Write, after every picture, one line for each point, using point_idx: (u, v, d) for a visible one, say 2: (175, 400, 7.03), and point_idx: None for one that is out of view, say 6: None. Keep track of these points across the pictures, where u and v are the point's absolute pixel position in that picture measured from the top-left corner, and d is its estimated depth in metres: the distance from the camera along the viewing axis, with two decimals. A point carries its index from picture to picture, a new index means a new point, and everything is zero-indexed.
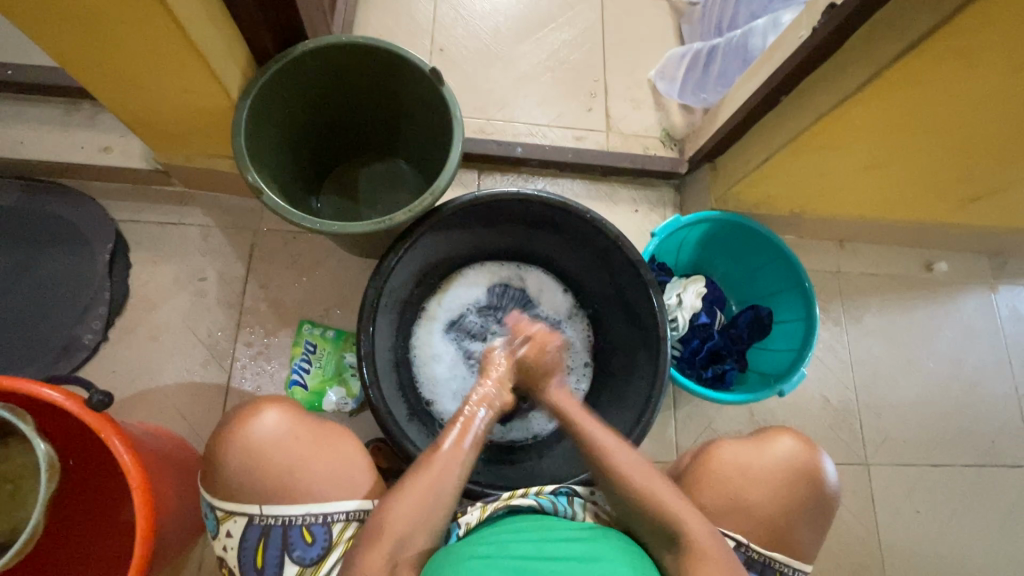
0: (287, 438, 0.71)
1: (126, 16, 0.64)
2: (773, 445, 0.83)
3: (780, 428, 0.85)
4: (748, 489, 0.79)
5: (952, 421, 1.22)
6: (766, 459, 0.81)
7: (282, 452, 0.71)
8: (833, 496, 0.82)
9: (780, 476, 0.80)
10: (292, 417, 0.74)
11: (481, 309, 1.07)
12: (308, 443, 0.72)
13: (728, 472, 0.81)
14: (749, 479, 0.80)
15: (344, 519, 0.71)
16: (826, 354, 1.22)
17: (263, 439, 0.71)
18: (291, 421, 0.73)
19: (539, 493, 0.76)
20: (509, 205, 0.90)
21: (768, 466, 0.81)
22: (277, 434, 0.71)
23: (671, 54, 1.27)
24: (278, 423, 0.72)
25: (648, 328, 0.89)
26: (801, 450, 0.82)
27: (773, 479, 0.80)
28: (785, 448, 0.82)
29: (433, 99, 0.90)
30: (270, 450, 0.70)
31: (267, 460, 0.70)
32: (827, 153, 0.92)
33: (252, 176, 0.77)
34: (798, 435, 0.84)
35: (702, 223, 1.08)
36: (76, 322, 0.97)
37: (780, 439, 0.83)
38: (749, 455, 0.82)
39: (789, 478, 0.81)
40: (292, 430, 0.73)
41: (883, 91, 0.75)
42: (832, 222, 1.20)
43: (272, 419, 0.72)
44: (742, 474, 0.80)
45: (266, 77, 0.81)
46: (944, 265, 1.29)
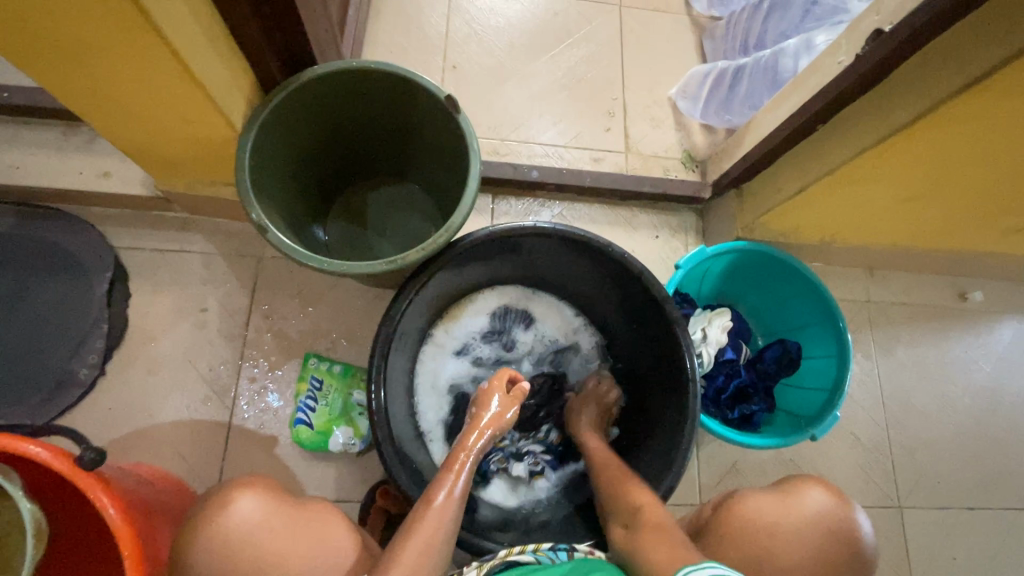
0: (263, 527, 0.63)
1: (121, 46, 0.60)
2: (800, 498, 0.78)
3: (809, 480, 0.80)
4: (775, 549, 0.73)
5: (989, 461, 1.16)
6: (793, 515, 0.76)
7: (258, 543, 0.62)
8: (872, 558, 0.76)
9: (810, 534, 0.75)
10: (266, 498, 0.66)
11: (485, 335, 1.01)
12: (287, 529, 0.65)
13: (752, 530, 0.75)
14: (778, 539, 0.74)
15: None
16: (856, 389, 1.16)
17: (235, 531, 0.62)
18: (264, 505, 0.65)
19: (536, 549, 0.70)
20: (528, 239, 0.85)
21: (797, 523, 0.75)
22: (249, 524, 0.63)
23: (694, 72, 1.22)
24: (250, 510, 0.64)
25: (675, 371, 0.84)
26: (831, 504, 0.77)
27: (803, 538, 0.75)
28: (813, 501, 0.77)
29: (447, 127, 0.85)
30: (244, 543, 0.62)
31: (238, 558, 0.62)
32: (865, 184, 0.87)
33: (257, 213, 0.72)
34: (828, 489, 0.78)
35: (729, 254, 1.02)
36: (71, 356, 0.92)
37: (808, 492, 0.78)
38: (776, 510, 0.77)
39: (821, 536, 0.75)
40: (264, 517, 0.64)
41: (933, 126, 0.70)
42: (864, 250, 1.14)
43: (244, 505, 0.64)
44: (768, 535, 0.75)
45: (273, 105, 0.76)
46: (979, 294, 1.23)
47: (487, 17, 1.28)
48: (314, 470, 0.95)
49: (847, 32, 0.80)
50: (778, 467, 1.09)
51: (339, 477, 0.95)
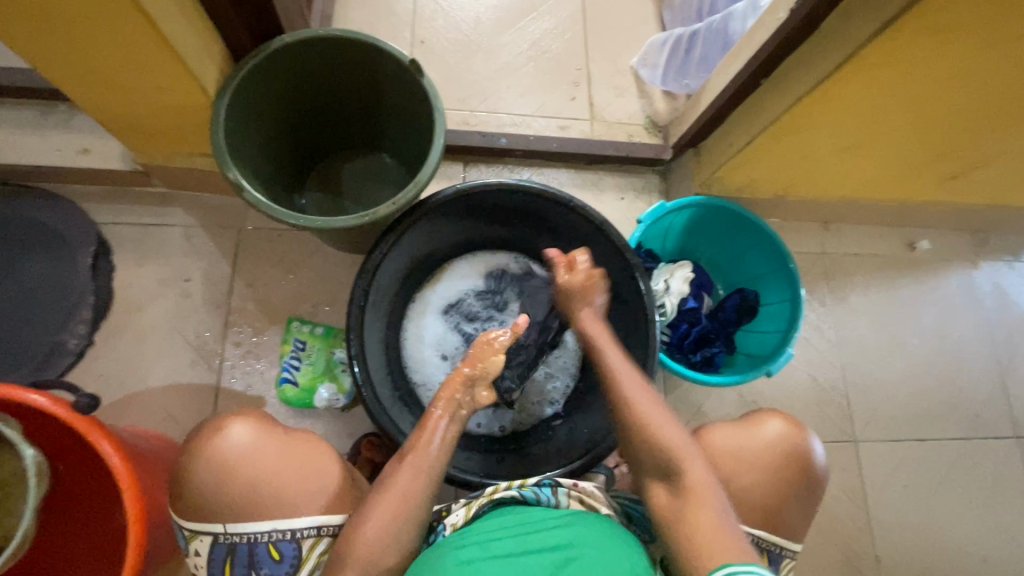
0: (254, 457, 0.70)
1: (98, 16, 0.64)
2: (762, 426, 0.85)
3: (770, 411, 0.87)
4: (741, 475, 0.82)
5: (936, 397, 1.24)
6: (755, 442, 0.84)
7: (248, 470, 0.69)
8: (820, 476, 0.84)
9: (768, 458, 0.83)
10: (261, 430, 0.73)
11: (480, 294, 1.07)
12: (275, 459, 0.71)
13: (719, 457, 0.82)
14: (740, 462, 0.82)
15: (315, 535, 0.70)
16: (813, 334, 1.23)
17: (230, 456, 0.70)
18: (259, 436, 0.72)
19: (522, 485, 0.78)
20: (494, 195, 0.90)
21: (757, 449, 0.83)
22: (243, 450, 0.70)
23: (653, 41, 1.27)
24: (247, 440, 0.71)
25: (637, 314, 0.89)
26: (789, 432, 0.85)
27: (763, 461, 0.82)
28: (774, 430, 0.85)
29: (413, 92, 0.90)
30: (237, 468, 0.69)
31: (231, 477, 0.69)
32: (807, 135, 0.93)
33: (233, 173, 0.76)
34: (786, 418, 0.86)
35: (689, 208, 1.08)
36: (60, 327, 0.96)
37: (769, 422, 0.86)
38: (739, 437, 0.84)
39: (777, 459, 0.83)
40: (259, 445, 0.71)
41: (857, 74, 0.76)
42: (815, 204, 1.21)
43: (241, 436, 0.71)
44: (732, 458, 0.82)
45: (244, 72, 0.80)
46: (926, 243, 1.31)
47: None
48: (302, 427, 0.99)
49: None
50: (741, 408, 1.16)
51: (326, 433, 1.00)
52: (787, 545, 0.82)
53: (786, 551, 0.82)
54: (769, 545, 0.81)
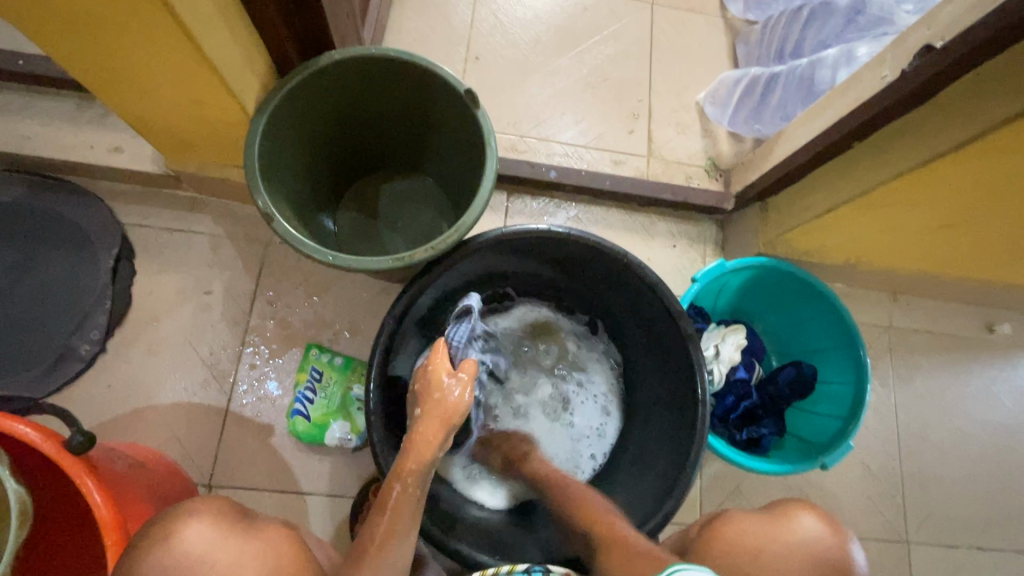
0: (203, 571, 0.56)
1: (137, 26, 0.58)
2: (792, 523, 0.72)
3: (801, 503, 0.75)
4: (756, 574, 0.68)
5: (1002, 499, 1.11)
6: (781, 541, 0.70)
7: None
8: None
9: (798, 563, 0.68)
10: (217, 528, 0.59)
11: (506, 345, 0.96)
12: (232, 569, 0.57)
13: (736, 553, 0.70)
14: (757, 564, 0.69)
15: None
16: (870, 416, 1.12)
17: (175, 568, 0.56)
18: (215, 538, 0.58)
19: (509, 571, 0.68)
20: (541, 243, 0.82)
21: (782, 549, 0.69)
22: (194, 561, 0.56)
23: (724, 78, 1.17)
24: (198, 543, 0.58)
25: (687, 388, 0.80)
26: (824, 533, 0.71)
27: (790, 565, 0.68)
28: (804, 527, 0.72)
29: (466, 122, 0.82)
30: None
31: None
32: (901, 207, 0.82)
33: (264, 200, 0.70)
34: (821, 516, 0.73)
35: (749, 270, 0.98)
36: (73, 332, 0.92)
37: (799, 518, 0.73)
38: (762, 533, 0.71)
39: (807, 564, 0.68)
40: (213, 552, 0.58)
41: (981, 155, 0.65)
42: (889, 274, 1.10)
43: (191, 536, 0.58)
44: (752, 559, 0.69)
45: (287, 89, 0.74)
46: (1006, 326, 1.18)
47: (514, 9, 1.24)
48: (309, 463, 0.93)
49: (894, 47, 0.76)
50: (783, 491, 1.06)
51: (334, 472, 0.93)
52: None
53: None
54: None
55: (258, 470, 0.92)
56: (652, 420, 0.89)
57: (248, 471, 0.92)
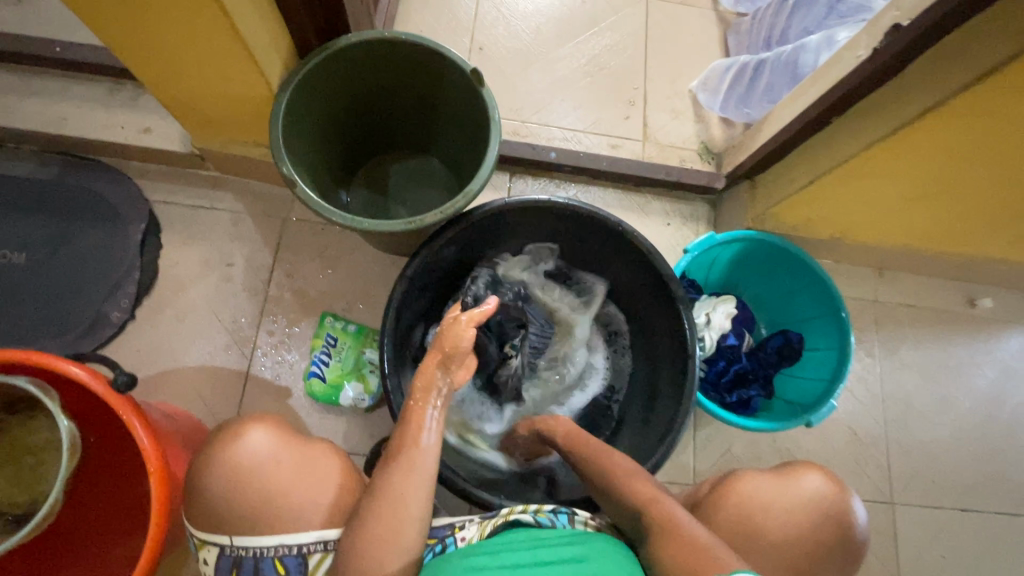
0: (264, 466, 0.67)
1: (179, 6, 0.65)
2: (797, 480, 0.76)
3: (808, 464, 0.78)
4: (766, 529, 0.73)
5: (984, 465, 1.16)
6: (789, 498, 0.74)
7: (260, 477, 0.66)
8: (861, 544, 0.74)
9: (803, 518, 0.73)
10: (279, 436, 0.70)
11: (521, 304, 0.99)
12: (288, 469, 0.67)
13: (748, 509, 0.74)
14: (768, 520, 0.73)
15: (321, 550, 0.65)
16: (857, 385, 1.17)
17: (242, 463, 0.67)
18: (274, 443, 0.69)
19: (538, 510, 0.71)
20: (542, 211, 0.88)
21: (790, 506, 0.74)
22: (258, 459, 0.67)
23: (715, 66, 1.24)
24: (261, 445, 0.68)
25: (678, 346, 0.86)
26: (829, 490, 0.75)
27: (795, 520, 0.73)
28: (809, 485, 0.75)
29: (471, 100, 0.89)
30: (248, 478, 0.66)
31: (244, 488, 0.66)
32: (877, 177, 0.88)
33: (287, 167, 0.77)
34: (826, 474, 0.76)
35: (738, 242, 1.04)
36: (105, 299, 0.98)
37: (806, 476, 0.76)
38: (770, 491, 0.75)
39: (812, 518, 0.73)
40: (275, 453, 0.68)
41: (947, 119, 0.71)
42: (873, 250, 1.15)
43: (256, 440, 0.68)
44: (761, 512, 0.73)
45: (308, 68, 0.80)
46: (988, 301, 1.24)
47: (516, 2, 1.31)
48: (324, 423, 0.99)
49: (867, 27, 0.82)
50: (773, 454, 1.11)
51: (348, 431, 0.99)
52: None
53: None
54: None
55: None
56: (647, 380, 0.95)
57: None
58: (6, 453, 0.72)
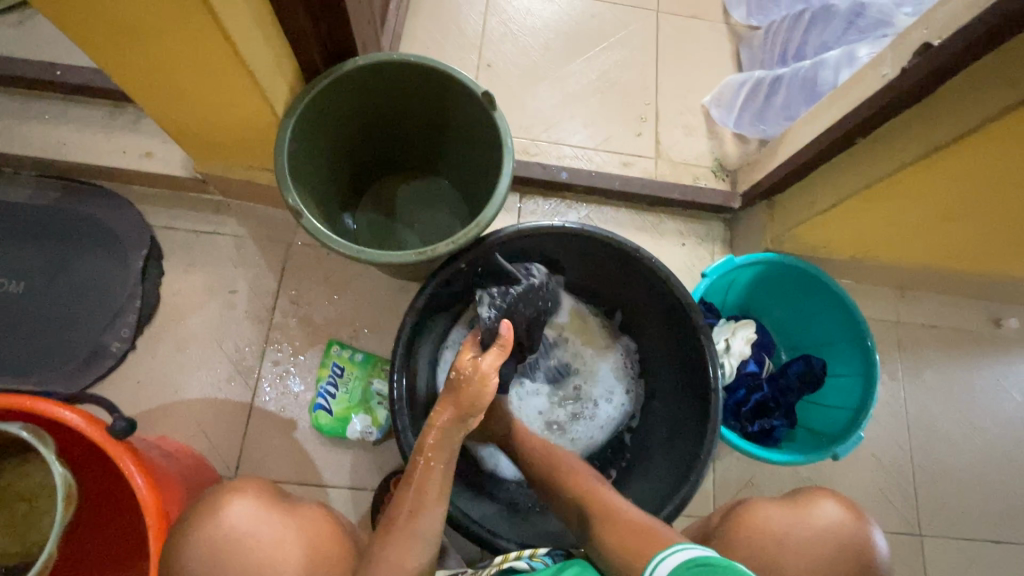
0: (248, 542, 0.62)
1: (180, 33, 0.62)
2: (812, 509, 0.73)
3: (822, 490, 0.76)
4: (786, 560, 0.69)
5: (1015, 493, 1.12)
6: (806, 528, 0.71)
7: (242, 554, 0.61)
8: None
9: (824, 549, 0.70)
10: (263, 505, 0.65)
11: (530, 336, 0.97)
12: (273, 542, 0.63)
13: (764, 539, 0.71)
14: (786, 550, 0.70)
15: None
16: (881, 410, 1.13)
17: (224, 538, 0.62)
18: (256, 513, 0.64)
19: (533, 555, 0.68)
20: (557, 238, 0.85)
21: (807, 535, 0.71)
22: (240, 534, 0.62)
23: (729, 81, 1.21)
24: (242, 518, 0.63)
25: (699, 377, 0.83)
26: (846, 519, 0.72)
27: (814, 551, 0.70)
28: (825, 513, 0.73)
29: (483, 123, 0.86)
30: (229, 556, 0.61)
31: (223, 570, 0.60)
32: (905, 200, 0.84)
33: (293, 198, 0.74)
34: (840, 501, 0.74)
35: (758, 264, 1.01)
36: (105, 329, 0.95)
37: (820, 503, 0.74)
38: (784, 521, 0.72)
39: (832, 551, 0.70)
40: (258, 526, 0.63)
41: (981, 144, 0.68)
42: (896, 270, 1.12)
43: (237, 512, 0.63)
44: (777, 543, 0.71)
45: (314, 93, 0.78)
46: (1014, 321, 1.20)
47: (524, 18, 1.28)
48: (331, 456, 0.96)
49: (894, 46, 0.79)
50: (795, 484, 1.07)
51: (355, 464, 0.96)
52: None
53: None
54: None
55: (281, 462, 0.95)
56: (665, 410, 0.92)
57: (272, 465, 0.94)
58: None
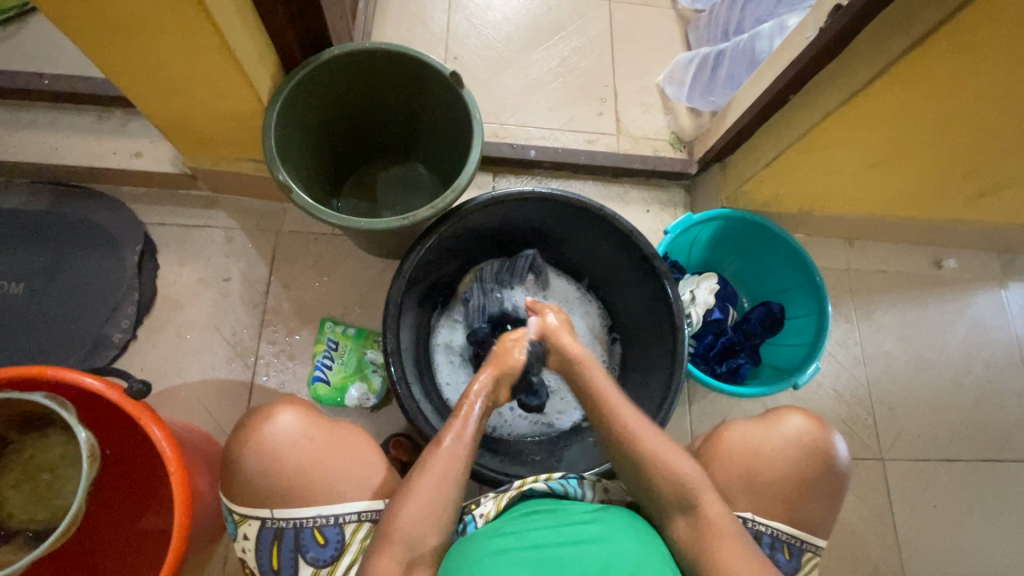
0: (299, 444, 0.71)
1: (174, 26, 0.69)
2: (780, 424, 0.79)
3: (789, 407, 0.81)
4: (756, 470, 0.76)
5: (965, 416, 1.22)
6: (775, 441, 0.78)
7: (295, 452, 0.70)
8: (844, 476, 0.77)
9: (787, 456, 0.77)
10: (306, 417, 0.73)
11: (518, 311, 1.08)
12: (321, 443, 0.72)
13: (737, 455, 0.77)
14: (755, 461, 0.76)
15: (356, 520, 0.70)
16: (839, 350, 1.23)
17: (278, 441, 0.70)
18: (305, 421, 0.73)
19: (549, 477, 0.77)
20: (528, 203, 0.92)
21: (775, 446, 0.77)
22: (293, 437, 0.71)
23: (678, 60, 1.31)
24: (291, 425, 0.72)
25: (665, 320, 0.91)
26: (811, 429, 0.78)
27: (780, 459, 0.77)
28: (793, 427, 0.78)
29: (452, 103, 0.93)
30: (284, 452, 0.70)
31: (282, 462, 0.70)
32: (836, 149, 0.95)
33: (282, 175, 0.80)
34: (807, 414, 0.80)
35: (716, 221, 1.10)
36: (106, 321, 1.00)
37: (789, 418, 0.79)
38: (759, 433, 0.78)
39: (797, 458, 0.77)
40: (305, 431, 0.72)
41: (890, 86, 0.78)
42: (842, 220, 1.22)
43: (287, 421, 0.72)
44: (747, 458, 0.77)
45: (295, 80, 0.84)
46: (952, 262, 1.31)
47: (486, 13, 1.37)
48: None
49: (813, 10, 0.88)
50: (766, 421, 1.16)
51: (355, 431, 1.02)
52: (807, 538, 0.76)
53: (807, 544, 0.76)
54: (790, 538, 0.75)
55: None
56: (639, 357, 1.00)
57: None
58: (25, 471, 0.74)
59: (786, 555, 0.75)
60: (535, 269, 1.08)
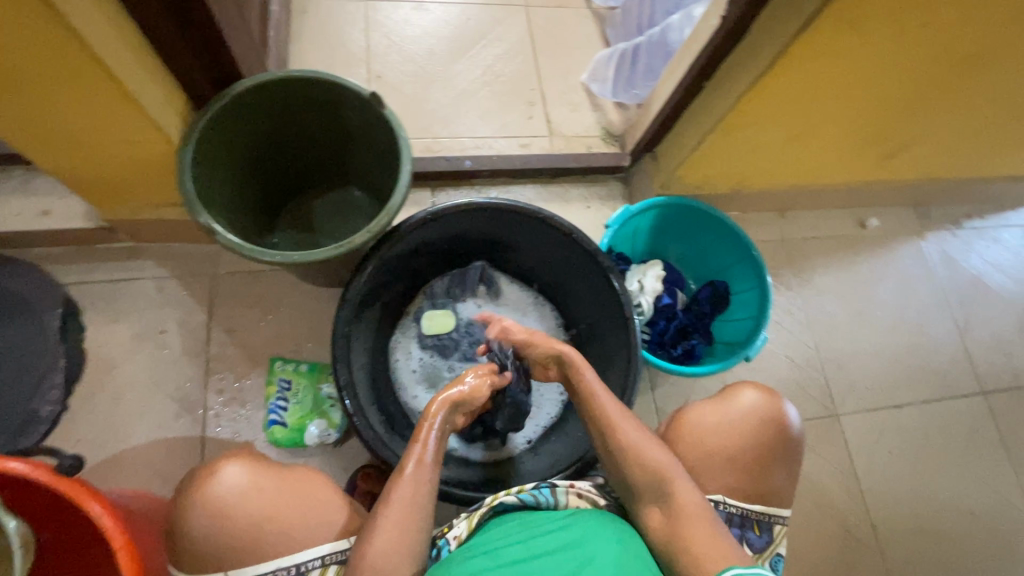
0: (247, 497, 0.68)
1: (63, 76, 0.65)
2: (735, 401, 0.81)
3: (741, 381, 0.84)
4: (719, 453, 0.78)
5: (905, 364, 1.30)
6: (732, 419, 0.80)
7: (242, 509, 0.67)
8: (798, 441, 0.81)
9: (746, 431, 0.79)
10: (253, 467, 0.70)
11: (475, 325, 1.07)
12: (269, 492, 0.69)
13: (700, 438, 0.79)
14: (717, 444, 0.78)
15: (321, 565, 0.67)
16: (785, 318, 1.28)
17: (223, 499, 0.67)
18: (250, 473, 0.69)
19: (520, 489, 0.76)
20: (465, 215, 0.92)
21: (733, 423, 0.80)
22: (239, 491, 0.68)
23: (599, 58, 1.35)
24: (235, 479, 0.68)
25: (616, 312, 0.93)
26: (764, 401, 0.81)
27: (739, 436, 0.79)
28: (748, 402, 0.81)
29: (377, 123, 0.92)
30: (230, 510, 0.67)
31: (229, 520, 0.67)
32: (754, 127, 0.99)
33: (205, 218, 0.76)
34: (760, 387, 0.83)
35: (653, 210, 1.13)
36: (32, 394, 0.93)
37: (742, 392, 0.82)
38: (716, 415, 0.80)
39: (754, 430, 0.79)
40: (253, 481, 0.69)
41: (790, 65, 0.82)
42: (770, 194, 1.28)
43: (230, 475, 0.68)
44: (709, 441, 0.79)
45: (207, 118, 0.81)
46: (875, 221, 1.39)
47: (404, 29, 1.36)
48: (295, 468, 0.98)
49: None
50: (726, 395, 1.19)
51: (321, 469, 0.99)
52: (774, 511, 0.79)
53: (774, 517, 0.79)
54: (758, 514, 0.78)
55: None
56: (598, 350, 1.01)
57: None
58: None
59: (755, 531, 0.78)
60: (486, 280, 1.07)
